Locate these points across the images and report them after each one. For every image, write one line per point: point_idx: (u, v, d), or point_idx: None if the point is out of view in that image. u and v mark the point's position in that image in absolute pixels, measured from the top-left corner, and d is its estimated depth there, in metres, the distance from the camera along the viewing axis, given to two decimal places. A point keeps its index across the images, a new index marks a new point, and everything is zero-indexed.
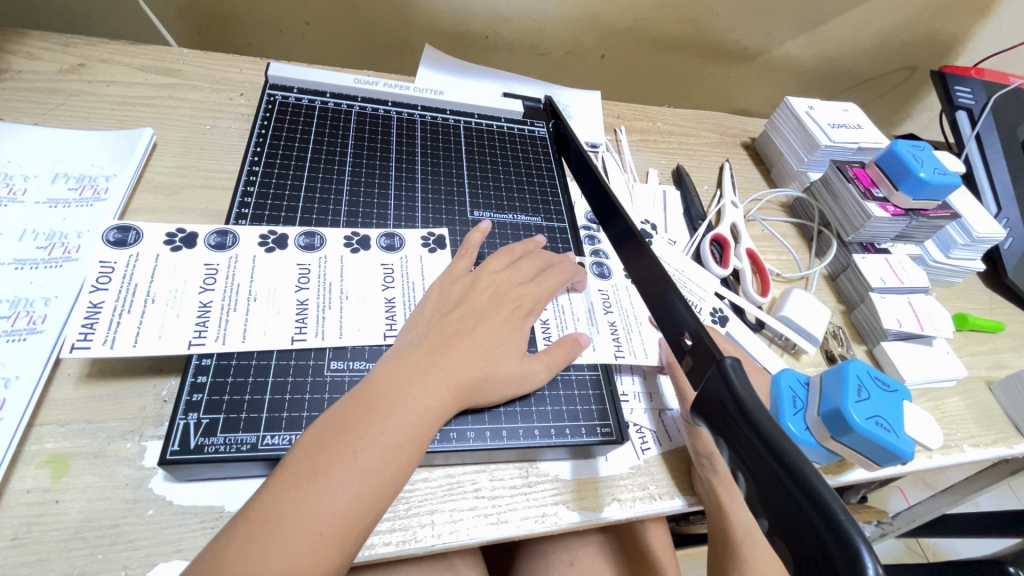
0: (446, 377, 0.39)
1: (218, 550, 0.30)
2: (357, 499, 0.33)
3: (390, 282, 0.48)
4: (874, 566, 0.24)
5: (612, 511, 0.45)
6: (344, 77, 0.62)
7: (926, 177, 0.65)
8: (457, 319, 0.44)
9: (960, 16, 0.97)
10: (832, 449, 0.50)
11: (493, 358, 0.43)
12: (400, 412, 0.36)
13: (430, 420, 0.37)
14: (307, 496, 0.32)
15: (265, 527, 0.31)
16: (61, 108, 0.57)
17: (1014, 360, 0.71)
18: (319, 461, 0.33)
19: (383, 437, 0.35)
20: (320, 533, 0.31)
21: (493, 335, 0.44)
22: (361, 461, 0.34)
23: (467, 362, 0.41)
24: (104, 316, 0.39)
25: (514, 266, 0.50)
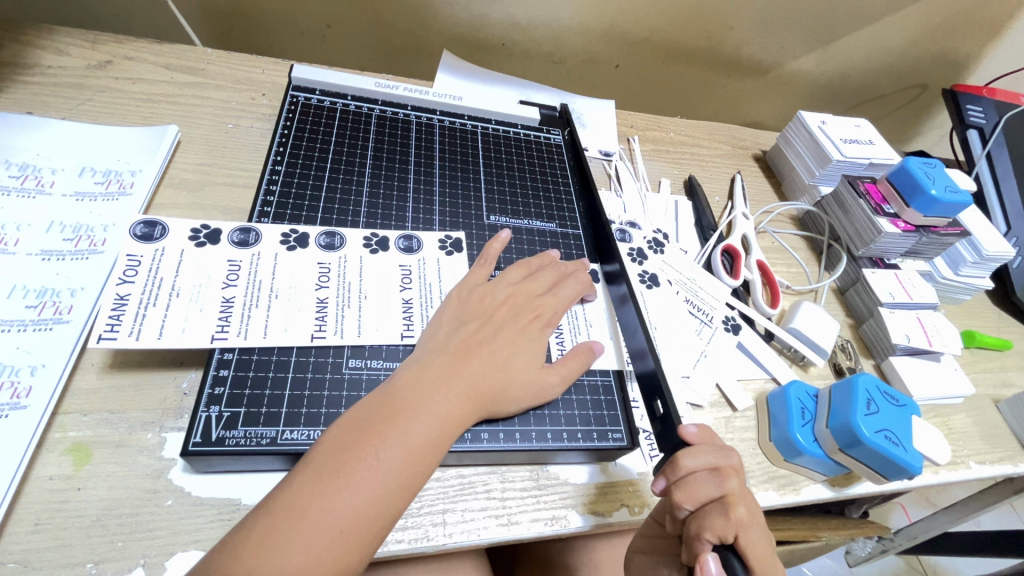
0: (467, 384, 0.40)
1: (237, 540, 0.31)
2: (377, 498, 0.33)
3: (407, 284, 0.49)
4: None
5: (622, 516, 0.45)
6: (365, 81, 0.63)
7: (937, 195, 0.66)
8: (477, 329, 0.44)
9: (972, 36, 0.98)
10: (839, 461, 0.51)
11: (512, 366, 0.44)
12: (422, 415, 0.37)
13: (450, 427, 0.38)
14: (329, 492, 0.32)
15: (286, 521, 0.31)
16: (88, 103, 0.58)
17: (1021, 379, 0.71)
18: (341, 459, 0.34)
19: (405, 439, 0.35)
20: (339, 530, 0.32)
21: (512, 344, 0.45)
22: (383, 461, 0.34)
23: (488, 369, 0.42)
24: (130, 307, 0.40)
25: (531, 278, 0.50)
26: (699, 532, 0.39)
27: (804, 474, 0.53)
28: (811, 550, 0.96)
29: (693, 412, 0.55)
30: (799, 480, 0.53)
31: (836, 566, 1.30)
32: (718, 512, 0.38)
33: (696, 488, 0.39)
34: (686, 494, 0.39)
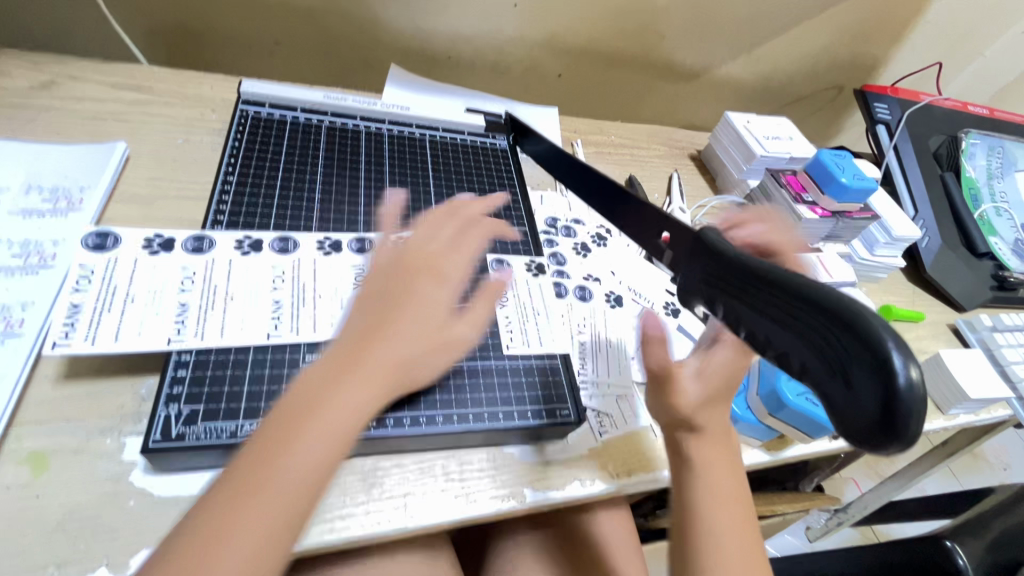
0: (384, 352, 0.39)
1: (186, 537, 0.32)
2: (315, 476, 0.35)
3: (361, 282, 0.51)
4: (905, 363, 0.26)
5: (573, 489, 0.49)
6: (313, 94, 0.65)
7: (846, 183, 0.74)
8: (384, 299, 0.41)
9: (877, 41, 1.09)
10: (770, 425, 0.55)
11: (421, 334, 0.41)
12: (347, 394, 0.37)
13: (376, 397, 0.38)
14: (268, 478, 0.34)
15: (233, 512, 0.33)
16: (31, 123, 0.58)
17: (932, 345, 0.79)
18: (274, 446, 0.34)
19: (330, 427, 0.36)
20: (282, 511, 0.34)
21: (421, 305, 0.42)
22: (309, 440, 0.35)
23: (410, 333, 0.40)
24: (85, 315, 0.41)
25: (442, 234, 0.48)
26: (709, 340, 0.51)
27: (741, 440, 0.58)
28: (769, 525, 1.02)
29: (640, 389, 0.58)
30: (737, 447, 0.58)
31: (797, 542, 1.38)
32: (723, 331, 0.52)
33: None
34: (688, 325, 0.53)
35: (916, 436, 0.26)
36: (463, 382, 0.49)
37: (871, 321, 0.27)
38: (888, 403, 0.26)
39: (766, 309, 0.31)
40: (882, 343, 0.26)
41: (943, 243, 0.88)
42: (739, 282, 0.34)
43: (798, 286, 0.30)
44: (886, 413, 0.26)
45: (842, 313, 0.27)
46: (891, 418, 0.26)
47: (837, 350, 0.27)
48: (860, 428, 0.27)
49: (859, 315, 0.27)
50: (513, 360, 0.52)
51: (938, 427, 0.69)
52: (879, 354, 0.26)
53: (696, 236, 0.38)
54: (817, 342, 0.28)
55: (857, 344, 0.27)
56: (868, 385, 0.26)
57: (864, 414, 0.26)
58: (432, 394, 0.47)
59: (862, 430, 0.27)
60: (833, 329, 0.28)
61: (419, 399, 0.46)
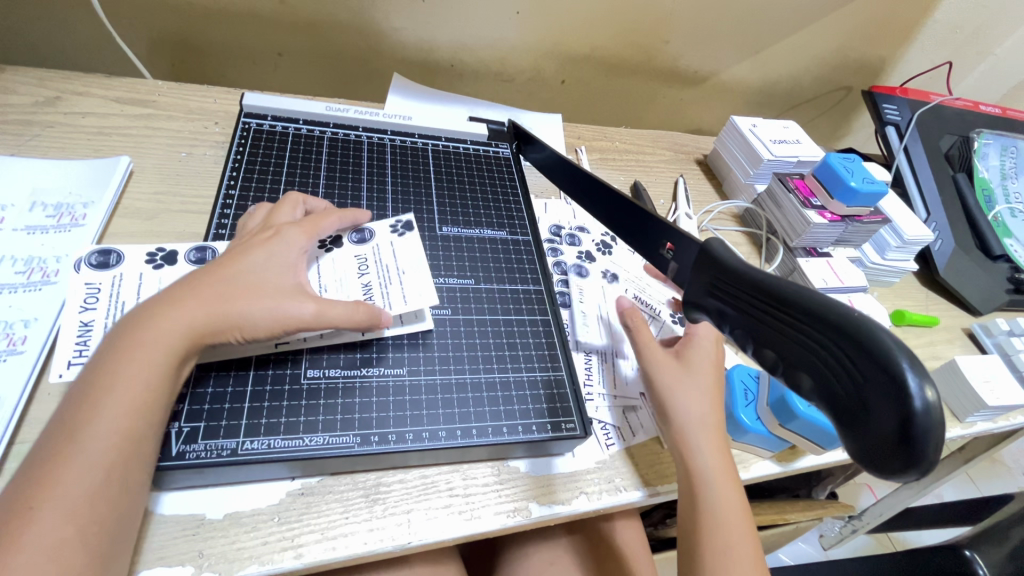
0: (180, 317, 0.38)
1: (31, 465, 0.32)
2: (133, 419, 0.35)
3: (365, 269, 0.51)
4: (916, 382, 0.25)
5: (581, 503, 0.48)
6: (316, 105, 0.65)
7: (856, 186, 0.72)
8: (207, 265, 0.42)
9: (885, 41, 1.07)
10: (781, 437, 0.54)
11: (234, 292, 0.40)
12: (138, 361, 0.36)
13: (165, 357, 0.37)
14: (84, 421, 0.34)
15: (66, 445, 0.33)
16: (37, 139, 0.59)
17: (947, 351, 0.77)
18: (95, 392, 0.35)
19: (125, 391, 0.35)
20: (116, 442, 0.34)
21: (233, 273, 0.41)
22: (125, 387, 0.35)
23: (210, 298, 0.40)
24: (95, 334, 0.42)
25: (279, 213, 0.49)
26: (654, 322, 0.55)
27: (752, 452, 0.57)
28: (782, 534, 1.00)
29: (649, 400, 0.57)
30: (748, 458, 0.57)
31: (811, 550, 1.35)
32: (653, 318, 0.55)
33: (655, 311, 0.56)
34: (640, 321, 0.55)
35: (935, 461, 0.26)
36: (466, 395, 0.48)
37: (888, 343, 0.26)
38: (906, 426, 0.25)
39: (779, 327, 0.31)
40: (899, 365, 0.26)
41: (957, 246, 0.86)
42: (749, 298, 0.33)
43: (810, 305, 0.29)
44: (903, 437, 0.26)
45: (857, 334, 0.27)
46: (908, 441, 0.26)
47: (852, 372, 0.27)
48: (874, 451, 0.27)
49: (874, 337, 0.27)
50: (515, 372, 0.51)
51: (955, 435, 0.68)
52: (895, 376, 0.25)
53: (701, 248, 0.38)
54: (832, 363, 0.28)
55: (872, 366, 0.26)
56: (885, 408, 0.26)
57: (879, 436, 0.26)
58: (433, 407, 0.46)
59: (877, 452, 0.27)
60: (848, 351, 0.27)
61: (423, 414, 0.46)
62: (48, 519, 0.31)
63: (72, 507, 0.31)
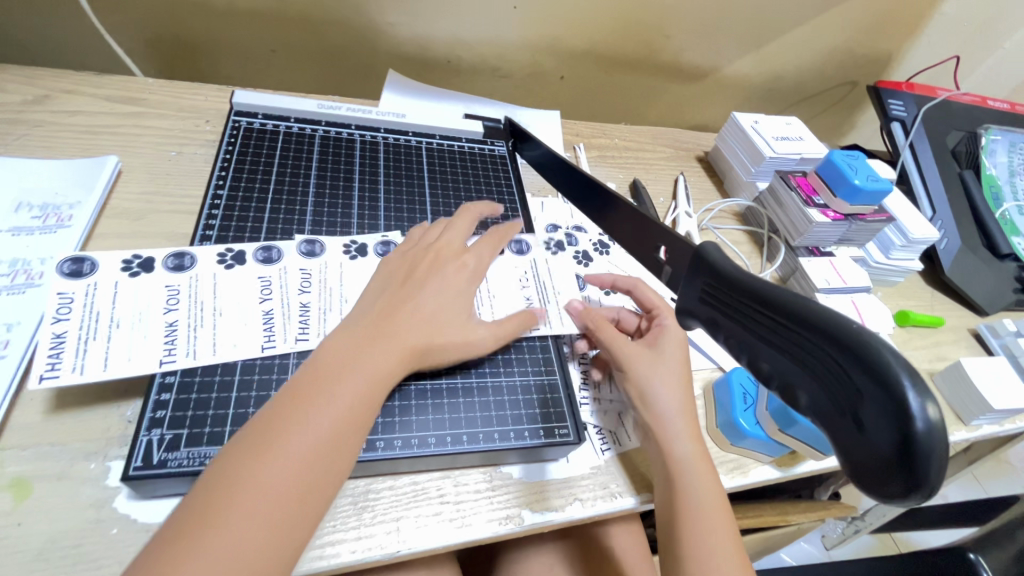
0: (391, 346, 0.40)
1: (216, 475, 0.32)
2: (335, 439, 0.35)
3: (307, 288, 0.49)
4: (916, 401, 0.23)
5: (574, 510, 0.47)
6: (307, 103, 0.64)
7: (860, 184, 0.70)
8: (407, 289, 0.45)
9: (891, 35, 1.05)
10: (781, 442, 0.52)
11: (442, 326, 0.44)
12: (344, 381, 0.37)
13: (381, 385, 0.39)
14: (286, 430, 0.34)
15: (254, 453, 0.33)
16: (24, 138, 0.58)
17: (953, 352, 0.76)
18: (293, 399, 0.35)
19: (329, 408, 0.36)
20: (315, 456, 0.34)
21: (443, 302, 0.46)
22: (328, 406, 0.36)
23: (413, 328, 0.42)
24: (69, 345, 0.40)
25: (450, 233, 0.52)
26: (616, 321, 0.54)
27: (751, 456, 0.56)
28: (783, 536, 0.99)
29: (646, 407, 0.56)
30: (747, 463, 0.56)
31: (813, 550, 1.34)
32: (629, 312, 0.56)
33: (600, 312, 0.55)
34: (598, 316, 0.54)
35: (935, 482, 0.24)
36: (458, 400, 0.47)
37: (887, 356, 0.24)
38: (906, 447, 0.23)
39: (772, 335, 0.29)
40: (899, 380, 0.23)
41: (963, 244, 0.84)
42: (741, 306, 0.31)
43: (803, 314, 0.27)
44: (903, 458, 0.23)
45: (853, 346, 0.25)
46: (907, 463, 0.23)
47: (847, 386, 0.25)
48: (873, 473, 0.25)
49: (872, 349, 0.25)
50: (507, 376, 0.50)
51: (960, 438, 0.66)
52: (893, 391, 0.23)
53: (696, 251, 0.36)
54: (826, 376, 0.26)
55: (868, 379, 0.24)
56: (883, 426, 0.24)
57: (877, 457, 0.24)
58: (423, 412, 0.45)
59: (876, 474, 0.25)
60: (844, 364, 0.25)
61: (413, 420, 0.45)
62: (238, 521, 0.30)
63: (263, 513, 0.31)
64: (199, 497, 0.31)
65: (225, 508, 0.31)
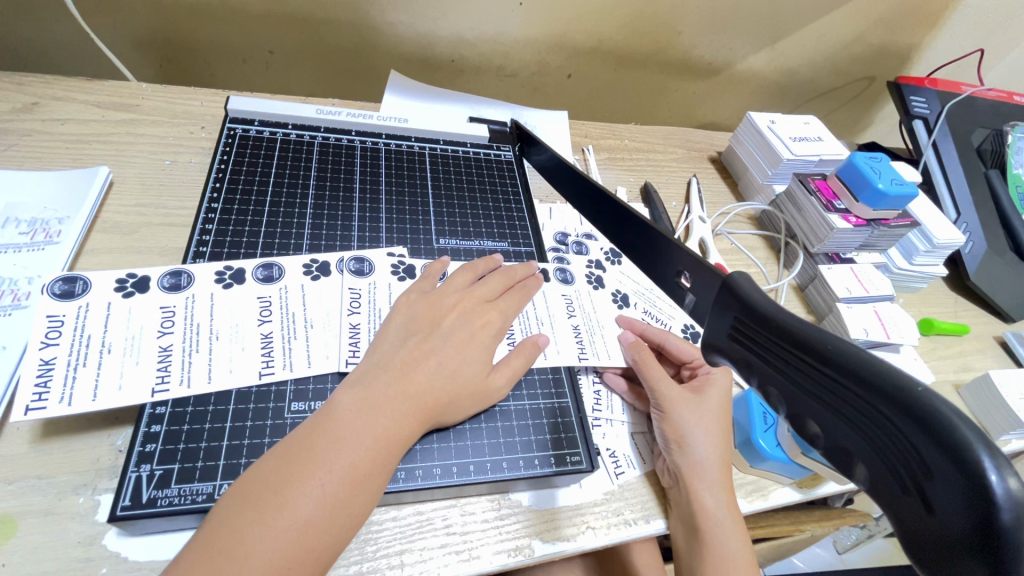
0: (410, 404, 0.39)
1: (207, 536, 0.30)
2: (340, 501, 0.33)
3: (356, 308, 0.47)
4: (996, 469, 0.18)
5: (587, 540, 0.45)
6: (305, 108, 0.62)
7: (884, 188, 0.67)
8: (425, 339, 0.43)
9: (912, 27, 1.01)
10: (803, 465, 0.49)
11: (458, 375, 0.42)
12: (353, 437, 0.35)
13: (391, 443, 0.36)
14: (292, 487, 0.32)
15: (253, 515, 0.31)
16: (12, 148, 0.56)
17: (980, 362, 0.73)
18: (297, 454, 0.34)
19: (340, 464, 0.34)
20: (317, 518, 0.32)
21: (460, 354, 0.43)
22: (339, 462, 0.34)
23: (433, 382, 0.41)
24: (58, 373, 0.38)
25: (478, 283, 0.50)
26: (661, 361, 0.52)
27: (770, 478, 0.53)
28: (796, 544, 0.96)
29: None
30: (767, 485, 0.53)
31: (827, 555, 1.30)
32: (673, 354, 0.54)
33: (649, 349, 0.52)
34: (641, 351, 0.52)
35: None
36: (464, 427, 0.45)
37: (952, 418, 0.20)
38: (984, 530, 0.18)
39: (812, 382, 0.24)
40: (968, 447, 0.19)
41: (989, 248, 0.81)
42: (773, 347, 0.27)
43: (848, 362, 0.23)
44: (982, 544, 0.19)
45: (908, 404, 0.20)
46: (986, 553, 0.19)
47: (907, 452, 0.20)
48: (939, 560, 0.20)
49: (932, 406, 0.20)
50: (516, 400, 0.48)
51: None
52: (963, 462, 0.19)
53: (724, 283, 0.31)
54: (879, 439, 0.21)
55: (930, 442, 0.20)
56: (951, 503, 0.19)
57: (947, 542, 0.19)
58: (429, 441, 0.43)
59: (945, 563, 0.20)
60: (898, 424, 0.21)
61: (417, 449, 0.43)
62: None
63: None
64: (193, 554, 0.30)
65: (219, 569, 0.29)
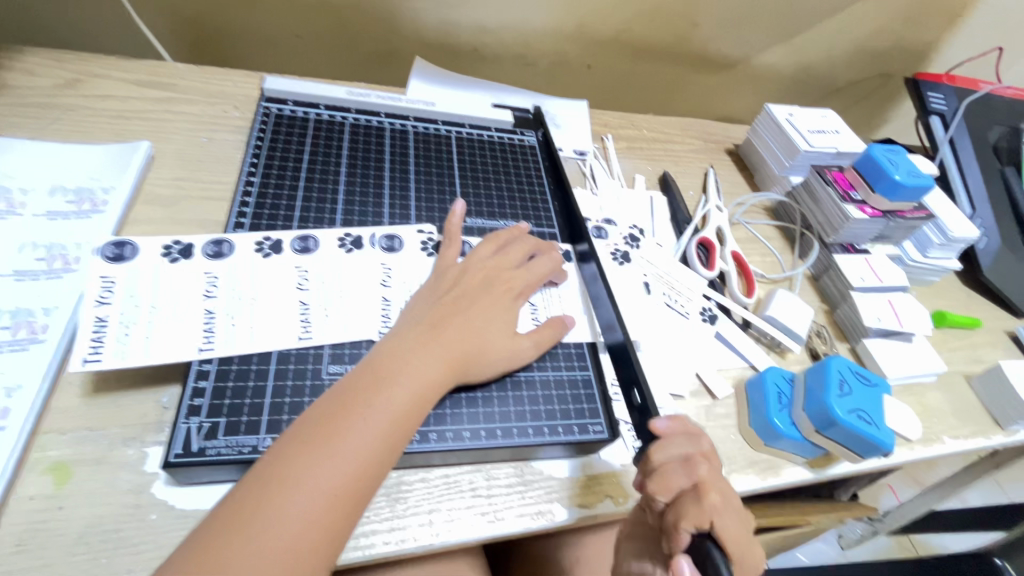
0: (443, 352, 0.42)
1: (264, 468, 0.33)
2: (384, 441, 0.36)
3: (387, 281, 0.49)
4: None
5: (607, 508, 0.46)
6: (336, 90, 0.63)
7: (901, 180, 0.68)
8: (451, 300, 0.46)
9: (931, 25, 1.02)
10: (817, 443, 0.52)
11: (485, 333, 0.45)
12: (395, 384, 0.38)
13: (428, 389, 0.39)
14: (341, 426, 0.35)
15: (305, 451, 0.34)
16: (57, 122, 0.58)
17: (990, 355, 0.74)
18: (343, 398, 0.36)
19: (384, 407, 0.37)
20: (365, 455, 0.35)
21: (485, 315, 0.46)
22: (383, 405, 0.37)
23: (462, 337, 0.43)
24: (111, 330, 0.40)
25: (502, 253, 0.52)
26: (678, 521, 0.38)
27: (784, 457, 0.54)
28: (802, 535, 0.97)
29: (675, 402, 0.55)
30: (779, 463, 0.54)
31: (830, 550, 1.30)
32: (692, 500, 0.38)
33: (669, 479, 0.39)
34: (660, 484, 0.40)
35: None
36: (491, 395, 0.47)
37: None
38: None
39: None
40: None
41: (1002, 244, 0.82)
42: None
43: None
44: None
45: None
46: None
47: None
48: None
49: None
50: (541, 372, 0.49)
51: (998, 443, 0.64)
52: None
53: None
54: None
55: None
56: None
57: None
58: (458, 406, 0.45)
59: None
60: None
61: (447, 414, 0.44)
62: (294, 511, 0.32)
63: (307, 506, 0.32)
64: (253, 483, 0.32)
65: (280, 495, 0.32)
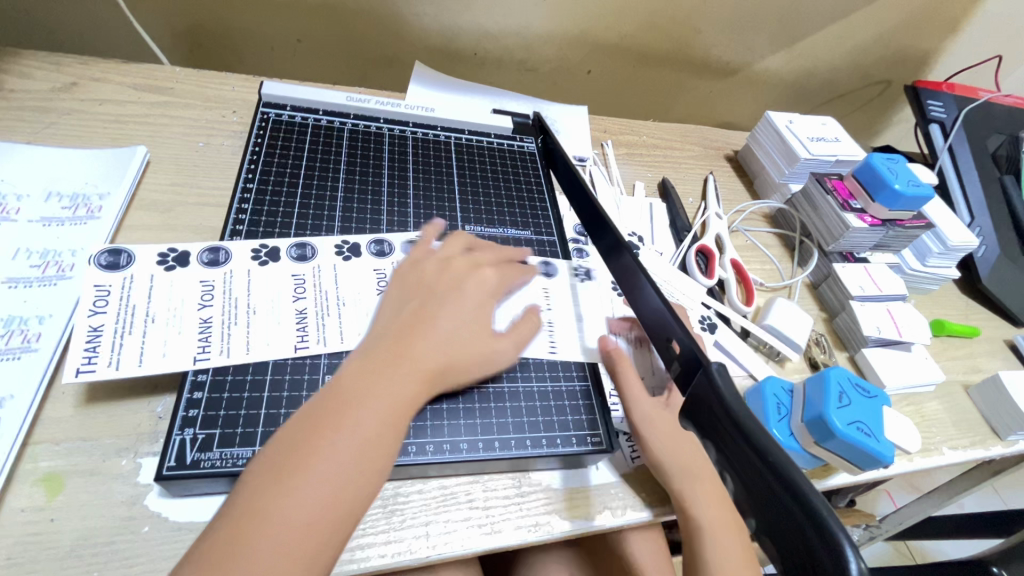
0: (413, 368, 0.37)
1: (233, 504, 0.30)
2: (360, 465, 0.32)
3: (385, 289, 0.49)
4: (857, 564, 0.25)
5: (605, 520, 0.46)
6: (335, 95, 0.63)
7: (900, 189, 0.68)
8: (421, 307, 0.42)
9: (931, 33, 1.02)
10: (816, 454, 0.52)
11: (460, 343, 0.41)
12: (367, 403, 0.34)
13: (399, 411, 0.35)
14: (312, 454, 0.32)
15: (275, 483, 0.31)
16: (52, 126, 0.57)
17: (988, 364, 0.74)
18: (314, 421, 0.33)
19: (358, 429, 0.33)
20: (340, 483, 0.32)
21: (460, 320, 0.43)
22: (356, 427, 0.33)
23: (435, 349, 0.39)
24: (105, 338, 0.40)
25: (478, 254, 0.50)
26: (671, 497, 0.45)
27: None
28: None
29: None
30: None
31: None
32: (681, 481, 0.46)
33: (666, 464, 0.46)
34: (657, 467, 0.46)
35: None
36: (489, 406, 0.46)
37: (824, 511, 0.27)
38: None
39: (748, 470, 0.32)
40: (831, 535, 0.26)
41: (1001, 253, 0.82)
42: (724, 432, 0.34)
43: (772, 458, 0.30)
44: None
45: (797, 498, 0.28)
46: None
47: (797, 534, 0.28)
48: None
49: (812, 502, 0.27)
50: (540, 382, 0.49)
51: (996, 454, 0.64)
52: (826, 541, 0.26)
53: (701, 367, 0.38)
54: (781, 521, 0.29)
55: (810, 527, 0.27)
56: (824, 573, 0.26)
57: None
58: (455, 416, 0.45)
59: None
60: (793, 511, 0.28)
61: (444, 424, 0.44)
62: (265, 549, 0.29)
63: (278, 544, 0.29)
64: (224, 522, 0.29)
65: (253, 532, 0.29)
